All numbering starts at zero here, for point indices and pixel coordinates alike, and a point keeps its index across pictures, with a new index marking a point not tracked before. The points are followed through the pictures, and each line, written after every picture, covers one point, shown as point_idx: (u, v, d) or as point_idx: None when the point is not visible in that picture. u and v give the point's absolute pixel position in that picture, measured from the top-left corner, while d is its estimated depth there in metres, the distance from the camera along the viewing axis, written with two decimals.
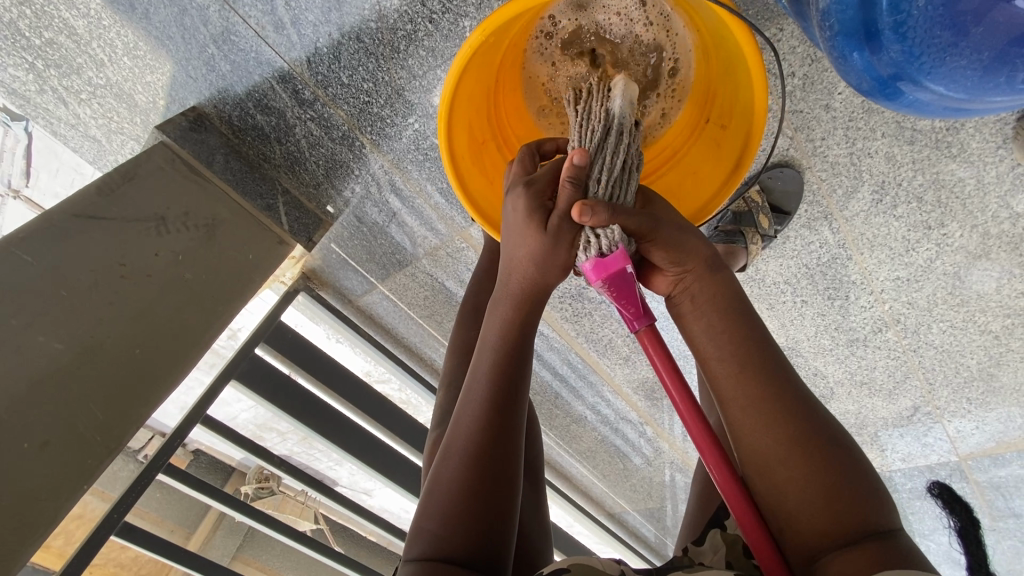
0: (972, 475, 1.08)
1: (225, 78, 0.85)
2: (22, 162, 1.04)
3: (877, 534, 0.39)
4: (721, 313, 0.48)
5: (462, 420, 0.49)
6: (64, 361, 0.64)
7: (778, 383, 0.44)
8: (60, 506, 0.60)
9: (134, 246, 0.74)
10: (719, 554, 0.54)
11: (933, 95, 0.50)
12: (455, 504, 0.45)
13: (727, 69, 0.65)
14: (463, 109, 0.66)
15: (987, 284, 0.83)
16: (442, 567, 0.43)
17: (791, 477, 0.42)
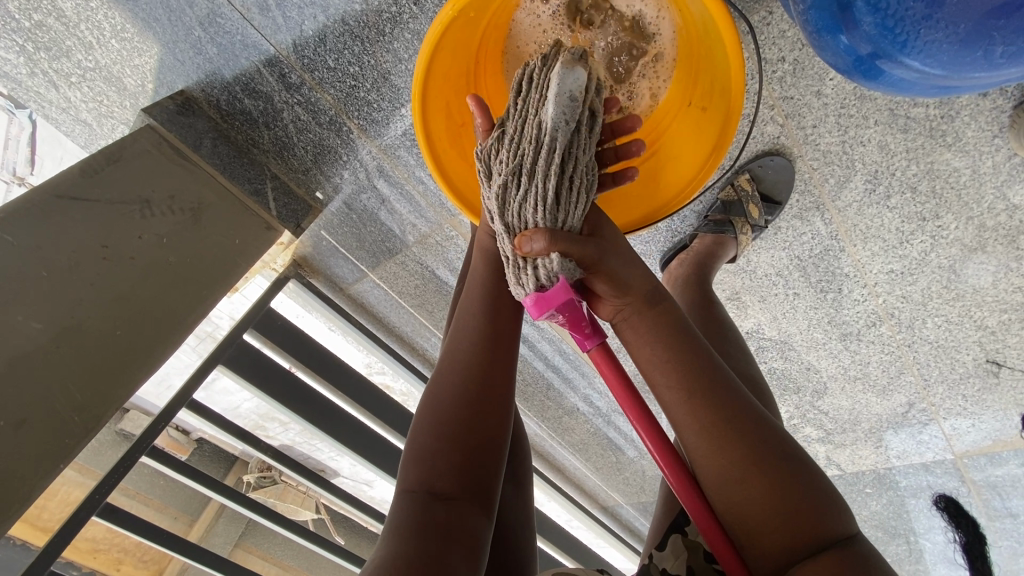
0: (968, 474, 1.06)
1: (212, 62, 0.85)
2: (25, 150, 1.04)
3: (836, 544, 0.41)
4: (664, 341, 0.49)
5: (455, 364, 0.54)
6: (42, 342, 0.64)
7: (727, 402, 0.46)
8: (36, 484, 0.60)
9: (118, 228, 0.73)
10: (681, 558, 0.56)
11: (911, 70, 0.52)
12: (442, 447, 0.48)
13: (710, 53, 0.63)
14: (439, 87, 0.66)
15: (983, 278, 0.81)
16: (430, 495, 0.46)
17: (749, 496, 0.43)
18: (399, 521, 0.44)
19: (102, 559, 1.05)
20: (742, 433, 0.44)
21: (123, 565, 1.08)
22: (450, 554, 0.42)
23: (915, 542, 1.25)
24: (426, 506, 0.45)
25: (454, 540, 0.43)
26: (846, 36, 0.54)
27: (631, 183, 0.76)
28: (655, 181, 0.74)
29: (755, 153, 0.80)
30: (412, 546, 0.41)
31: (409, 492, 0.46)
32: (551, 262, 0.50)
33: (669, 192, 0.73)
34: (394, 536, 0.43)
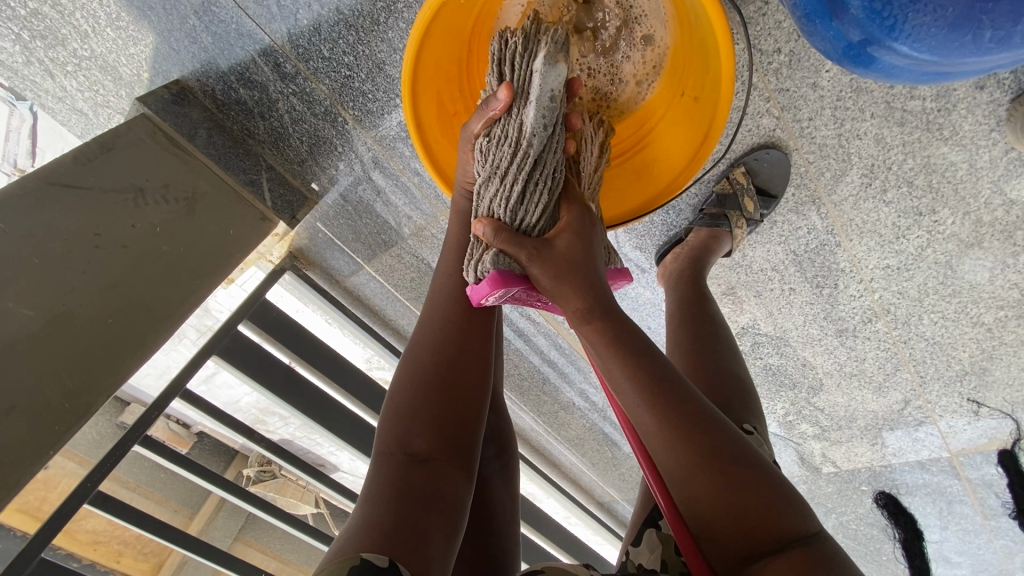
0: (963, 472, 1.05)
1: (207, 51, 0.85)
2: (27, 143, 1.06)
3: (793, 544, 0.42)
4: (616, 347, 0.50)
5: (432, 332, 0.56)
6: (34, 328, 0.64)
7: (679, 406, 0.47)
8: (24, 471, 0.61)
9: (111, 216, 0.73)
10: (655, 552, 0.56)
11: (902, 57, 0.51)
12: (416, 422, 0.50)
13: (702, 43, 0.63)
14: (430, 76, 0.66)
15: (980, 274, 0.81)
16: (408, 458, 0.48)
17: (701, 497, 0.45)
18: (376, 492, 0.46)
19: (102, 551, 1.04)
20: (696, 438, 0.45)
21: (123, 558, 1.07)
22: (426, 522, 0.44)
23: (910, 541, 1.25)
24: (405, 469, 0.48)
25: (429, 506, 0.45)
26: (835, 22, 0.53)
27: (623, 174, 0.76)
28: (648, 172, 0.74)
29: (751, 145, 0.80)
30: (390, 517, 0.43)
31: (384, 466, 0.48)
32: (483, 259, 0.55)
33: (662, 183, 0.73)
34: (371, 507, 0.45)
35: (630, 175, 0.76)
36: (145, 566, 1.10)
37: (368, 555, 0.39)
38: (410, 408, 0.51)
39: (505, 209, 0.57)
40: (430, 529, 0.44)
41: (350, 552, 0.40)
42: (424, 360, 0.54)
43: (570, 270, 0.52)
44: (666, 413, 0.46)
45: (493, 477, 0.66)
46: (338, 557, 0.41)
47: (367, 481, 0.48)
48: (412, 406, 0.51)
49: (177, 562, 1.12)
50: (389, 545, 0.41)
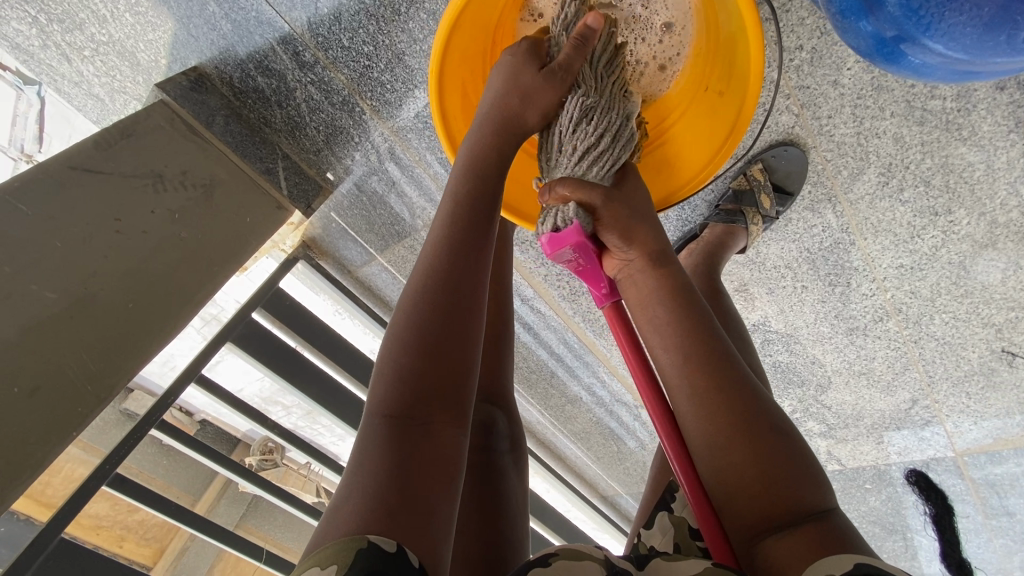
0: (968, 472, 1.06)
1: (226, 38, 0.85)
2: (34, 127, 1.02)
3: (814, 518, 0.42)
4: (669, 304, 0.54)
5: (426, 289, 0.49)
6: (57, 310, 0.65)
7: (717, 371, 0.49)
8: (47, 452, 0.61)
9: (131, 201, 0.74)
10: (668, 534, 0.56)
11: (937, 56, 0.50)
12: (416, 382, 0.45)
13: (730, 35, 0.64)
14: (455, 75, 0.67)
15: (992, 275, 0.81)
16: (407, 427, 0.43)
17: (730, 462, 0.46)
18: (369, 462, 0.42)
19: (105, 535, 0.94)
20: (730, 402, 0.47)
21: (126, 543, 0.98)
22: (428, 493, 0.40)
23: (911, 539, 1.25)
24: (404, 437, 0.43)
25: (431, 474, 0.42)
26: (869, 19, 0.53)
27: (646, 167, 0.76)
28: (671, 165, 0.74)
29: (769, 142, 0.80)
30: (388, 494, 0.39)
31: (378, 430, 0.44)
32: (564, 208, 0.59)
33: (685, 176, 0.72)
34: (364, 479, 0.41)
35: (654, 170, 0.75)
36: (146, 552, 1.02)
37: (374, 538, 0.36)
38: (404, 365, 0.46)
39: (600, 172, 0.63)
40: (432, 500, 0.40)
41: (354, 531, 0.37)
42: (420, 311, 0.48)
43: (636, 211, 0.60)
44: (707, 373, 0.49)
45: (507, 468, 0.66)
46: (335, 537, 0.38)
47: (357, 447, 0.44)
48: (406, 364, 0.46)
49: (178, 548, 1.07)
50: (390, 529, 0.37)
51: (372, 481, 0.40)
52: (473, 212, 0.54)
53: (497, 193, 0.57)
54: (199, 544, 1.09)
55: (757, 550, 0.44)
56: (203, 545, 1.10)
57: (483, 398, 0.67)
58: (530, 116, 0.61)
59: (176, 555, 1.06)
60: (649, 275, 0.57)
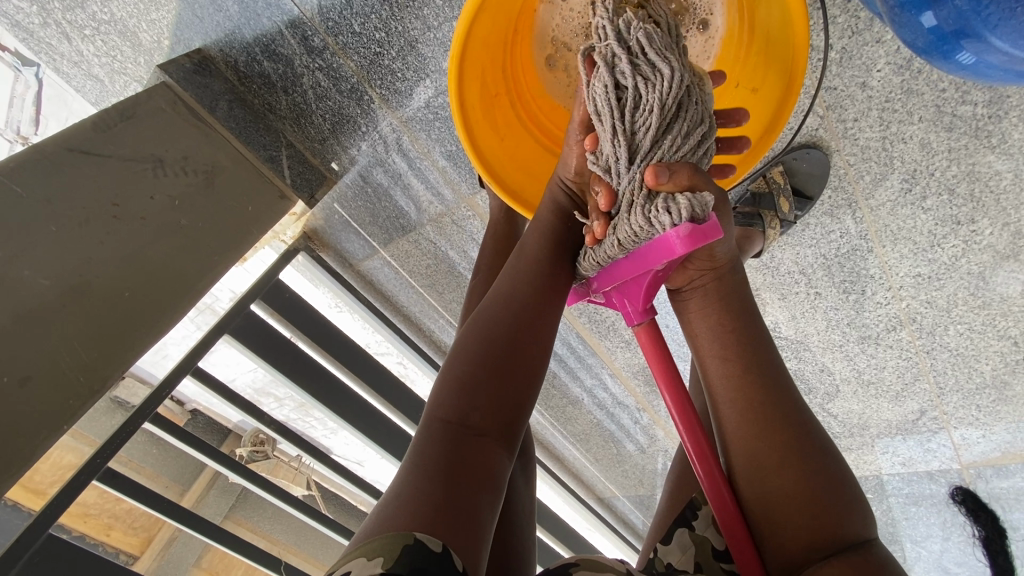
0: (973, 485, 0.99)
1: (233, 20, 0.83)
2: (30, 110, 0.96)
3: (847, 548, 0.42)
4: (727, 317, 0.51)
5: (495, 314, 0.52)
6: (50, 298, 0.62)
7: (772, 390, 0.48)
8: (36, 445, 0.58)
9: (129, 186, 0.71)
10: (688, 552, 0.55)
11: (1001, 56, 0.45)
12: (475, 393, 0.47)
13: (767, 32, 0.62)
14: (474, 62, 0.64)
15: (1012, 287, 0.79)
16: (463, 434, 0.45)
17: (781, 485, 0.45)
18: (423, 461, 0.43)
19: (92, 524, 0.91)
20: (783, 423, 0.47)
21: (113, 532, 0.94)
22: (474, 502, 0.41)
23: None
24: (458, 438, 0.44)
25: (477, 484, 0.42)
26: (931, 12, 0.47)
27: None
28: None
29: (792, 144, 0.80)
30: (439, 493, 0.40)
31: (435, 431, 0.45)
32: (705, 196, 0.47)
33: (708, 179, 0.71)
34: (415, 474, 0.42)
35: None
36: (134, 540, 0.98)
37: (421, 536, 0.37)
38: (470, 379, 0.48)
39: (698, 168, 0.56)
40: (475, 510, 0.41)
41: (399, 528, 0.37)
42: (494, 330, 0.51)
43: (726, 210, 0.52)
44: (766, 391, 0.47)
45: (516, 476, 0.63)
46: (383, 530, 0.38)
47: (412, 447, 0.45)
48: (469, 369, 0.48)
49: (166, 538, 1.02)
50: (437, 532, 0.37)
51: (423, 477, 0.41)
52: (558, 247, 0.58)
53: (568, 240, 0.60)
54: (184, 538, 1.04)
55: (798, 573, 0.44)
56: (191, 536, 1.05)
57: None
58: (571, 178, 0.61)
59: (163, 546, 1.01)
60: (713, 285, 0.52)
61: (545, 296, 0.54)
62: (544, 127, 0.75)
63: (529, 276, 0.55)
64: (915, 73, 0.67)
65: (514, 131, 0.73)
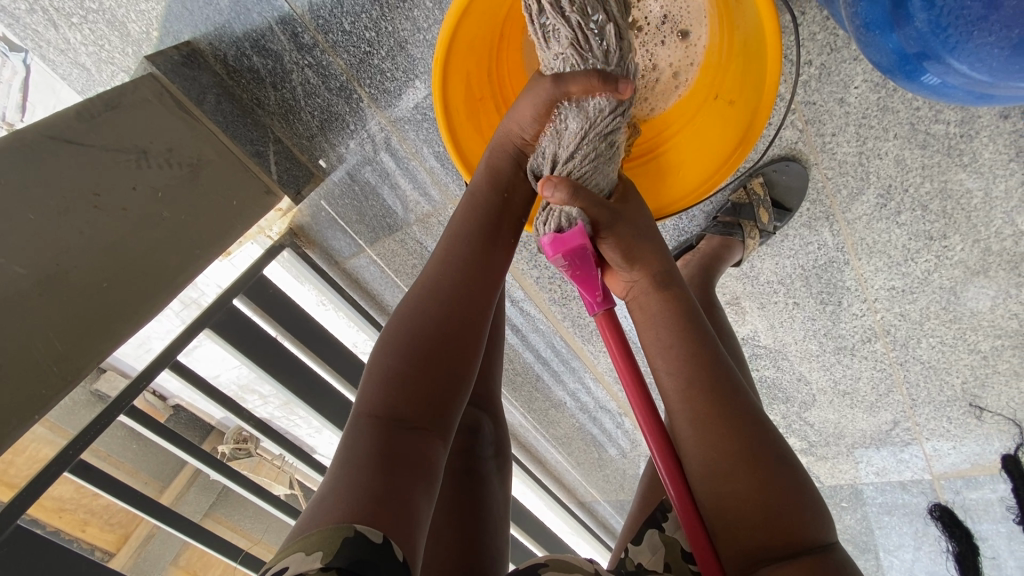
0: (942, 495, 1.01)
1: (223, 14, 0.82)
2: (17, 96, 0.95)
3: (813, 551, 0.43)
4: (675, 327, 0.54)
5: (427, 302, 0.53)
6: (26, 286, 0.61)
7: (720, 401, 0.49)
8: (7, 434, 0.57)
9: (111, 176, 0.71)
10: (657, 554, 0.55)
11: (959, 76, 0.47)
12: (406, 383, 0.48)
13: (743, 41, 0.64)
14: (459, 63, 0.65)
15: (982, 302, 0.81)
16: (393, 425, 0.46)
17: (734, 494, 0.46)
18: (357, 457, 0.44)
19: (68, 520, 0.87)
20: (733, 430, 0.48)
21: (89, 529, 0.90)
22: (411, 491, 0.43)
23: None
24: (390, 431, 0.45)
25: (414, 475, 0.44)
26: (896, 34, 0.49)
27: (645, 171, 0.76)
28: (673, 171, 0.74)
29: (772, 156, 0.81)
30: (373, 486, 0.42)
31: (366, 427, 0.46)
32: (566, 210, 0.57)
33: (689, 185, 0.72)
34: (350, 468, 0.43)
35: (660, 174, 0.74)
36: (111, 537, 0.94)
37: (361, 529, 0.39)
38: (396, 370, 0.48)
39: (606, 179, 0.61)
40: (411, 500, 0.42)
41: (337, 526, 0.39)
42: (424, 315, 0.52)
43: (643, 236, 0.58)
44: (712, 402, 0.49)
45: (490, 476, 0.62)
46: (321, 526, 0.40)
47: (344, 442, 0.46)
48: (400, 360, 0.49)
49: (143, 536, 0.98)
50: (378, 524, 0.40)
51: (358, 472, 0.43)
52: (496, 228, 0.59)
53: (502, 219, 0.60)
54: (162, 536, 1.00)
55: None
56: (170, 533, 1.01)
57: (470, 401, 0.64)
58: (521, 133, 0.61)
59: (141, 543, 0.97)
60: (658, 296, 0.56)
61: (479, 281, 0.55)
62: None
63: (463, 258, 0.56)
64: (891, 91, 0.69)
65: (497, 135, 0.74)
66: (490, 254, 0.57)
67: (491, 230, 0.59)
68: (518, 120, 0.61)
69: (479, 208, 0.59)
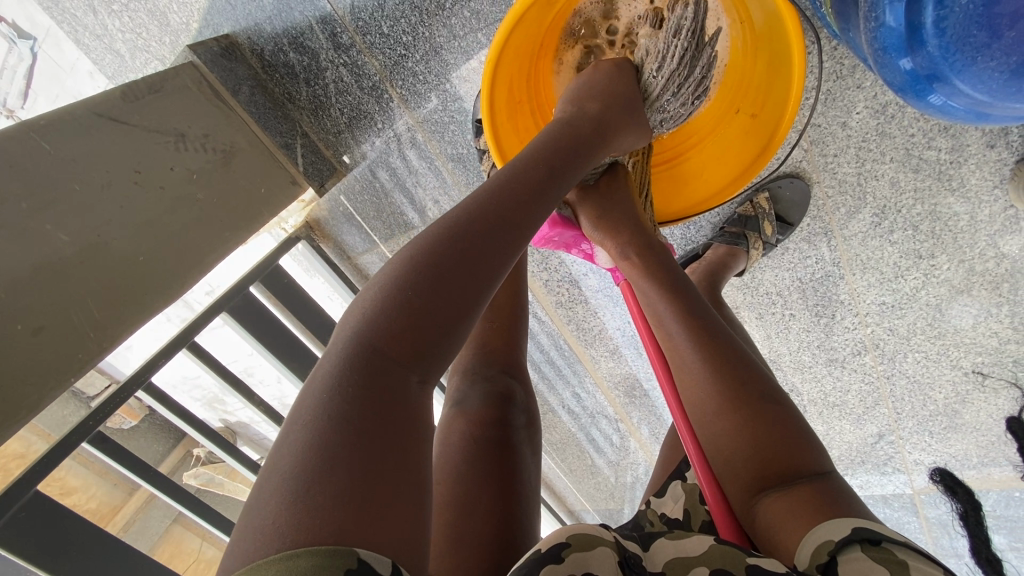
0: (921, 510, 1.05)
1: (264, 11, 0.86)
2: (21, 82, 0.89)
3: (805, 478, 0.46)
4: (661, 283, 0.62)
5: (454, 221, 0.42)
6: (67, 253, 0.63)
7: (720, 348, 0.55)
8: (44, 394, 0.59)
9: (151, 156, 0.73)
10: (679, 502, 0.61)
11: (961, 96, 0.53)
12: (412, 318, 0.36)
13: (770, 62, 0.69)
14: (507, 58, 0.69)
15: (965, 320, 0.85)
16: (385, 368, 0.35)
17: (725, 428, 0.51)
18: (333, 400, 0.33)
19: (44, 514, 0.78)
20: (721, 376, 0.53)
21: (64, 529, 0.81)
22: (401, 463, 0.32)
23: None
24: (377, 372, 0.35)
25: (402, 439, 0.33)
26: (908, 58, 0.53)
27: (669, 177, 0.83)
28: (694, 178, 0.81)
29: (777, 173, 0.89)
30: (342, 458, 0.30)
31: (357, 361, 0.35)
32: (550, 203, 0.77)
33: (710, 189, 0.79)
34: (315, 424, 0.32)
35: (686, 180, 0.82)
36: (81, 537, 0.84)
37: (365, 554, 0.28)
38: (403, 298, 0.37)
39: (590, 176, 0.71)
40: (408, 473, 0.33)
41: (290, 519, 0.28)
42: (448, 235, 0.40)
43: (609, 212, 0.71)
44: (697, 348, 0.55)
45: (522, 445, 0.62)
46: (279, 511, 0.29)
47: (324, 373, 0.35)
48: (415, 286, 0.37)
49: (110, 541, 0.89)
50: (334, 519, 0.28)
51: (323, 433, 0.31)
52: (548, 167, 0.51)
53: (558, 169, 0.52)
54: (159, 505, 0.97)
55: (755, 510, 0.48)
56: (137, 535, 0.93)
57: (501, 369, 0.68)
58: (614, 138, 0.62)
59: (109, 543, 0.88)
60: (646, 260, 0.66)
61: (514, 217, 0.44)
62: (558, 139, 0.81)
63: (495, 188, 0.46)
64: (889, 118, 0.76)
65: (525, 122, 0.78)
66: (526, 188, 0.47)
67: (543, 172, 0.50)
68: (614, 142, 0.62)
69: (558, 150, 0.54)
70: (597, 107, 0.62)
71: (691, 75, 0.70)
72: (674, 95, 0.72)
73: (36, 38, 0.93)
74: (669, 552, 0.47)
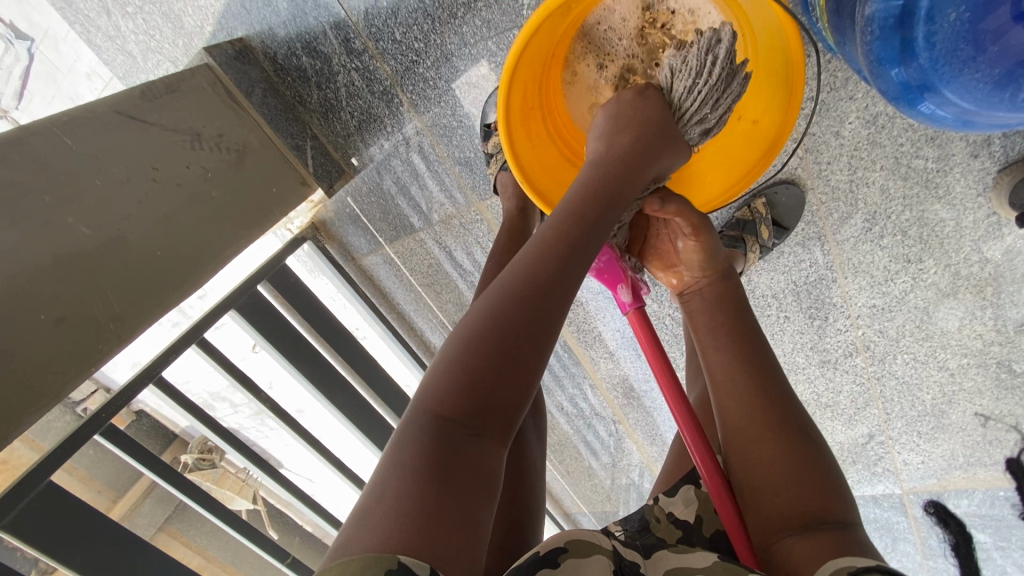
0: (911, 509, 1.08)
1: (279, 16, 0.88)
2: (16, 83, 0.89)
3: (832, 523, 0.49)
4: (725, 314, 0.64)
5: (517, 277, 0.45)
6: (88, 246, 0.64)
7: (771, 385, 0.57)
8: (68, 381, 0.60)
9: (169, 153, 0.75)
10: (691, 506, 0.62)
11: (948, 104, 0.57)
12: (483, 374, 0.41)
13: (771, 74, 0.73)
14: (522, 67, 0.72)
15: (951, 322, 0.89)
16: (458, 422, 0.40)
17: (762, 459, 0.54)
18: (415, 448, 0.39)
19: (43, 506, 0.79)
20: (758, 409, 0.56)
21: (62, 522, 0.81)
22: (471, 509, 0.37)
23: None
24: (451, 427, 0.39)
25: (471, 484, 0.38)
26: (901, 69, 0.57)
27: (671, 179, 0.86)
28: (697, 181, 0.84)
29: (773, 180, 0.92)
30: (424, 497, 0.36)
31: (430, 413, 0.40)
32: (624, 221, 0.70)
33: (712, 192, 0.83)
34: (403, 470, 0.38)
35: (689, 183, 0.85)
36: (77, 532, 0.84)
37: (407, 560, 0.33)
38: (476, 354, 0.41)
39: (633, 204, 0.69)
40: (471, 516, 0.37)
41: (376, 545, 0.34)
42: (510, 294, 0.44)
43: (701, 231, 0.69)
44: (752, 381, 0.57)
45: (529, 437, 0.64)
46: (369, 534, 0.35)
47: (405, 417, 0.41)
48: (485, 343, 0.41)
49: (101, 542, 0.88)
50: (409, 543, 0.34)
51: (406, 476, 0.37)
52: (604, 211, 0.54)
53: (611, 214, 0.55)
54: (143, 513, 0.96)
55: (776, 546, 0.51)
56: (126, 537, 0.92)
57: None
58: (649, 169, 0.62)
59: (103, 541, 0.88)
60: (712, 287, 0.67)
61: (571, 270, 0.47)
62: (567, 142, 0.86)
63: (559, 236, 0.49)
64: (879, 128, 0.80)
65: (536, 129, 0.81)
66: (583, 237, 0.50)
67: (599, 216, 0.53)
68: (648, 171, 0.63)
69: (613, 188, 0.56)
70: (626, 144, 0.63)
71: (729, 90, 0.70)
72: (714, 107, 0.71)
73: (34, 38, 0.93)
74: (669, 565, 0.50)
